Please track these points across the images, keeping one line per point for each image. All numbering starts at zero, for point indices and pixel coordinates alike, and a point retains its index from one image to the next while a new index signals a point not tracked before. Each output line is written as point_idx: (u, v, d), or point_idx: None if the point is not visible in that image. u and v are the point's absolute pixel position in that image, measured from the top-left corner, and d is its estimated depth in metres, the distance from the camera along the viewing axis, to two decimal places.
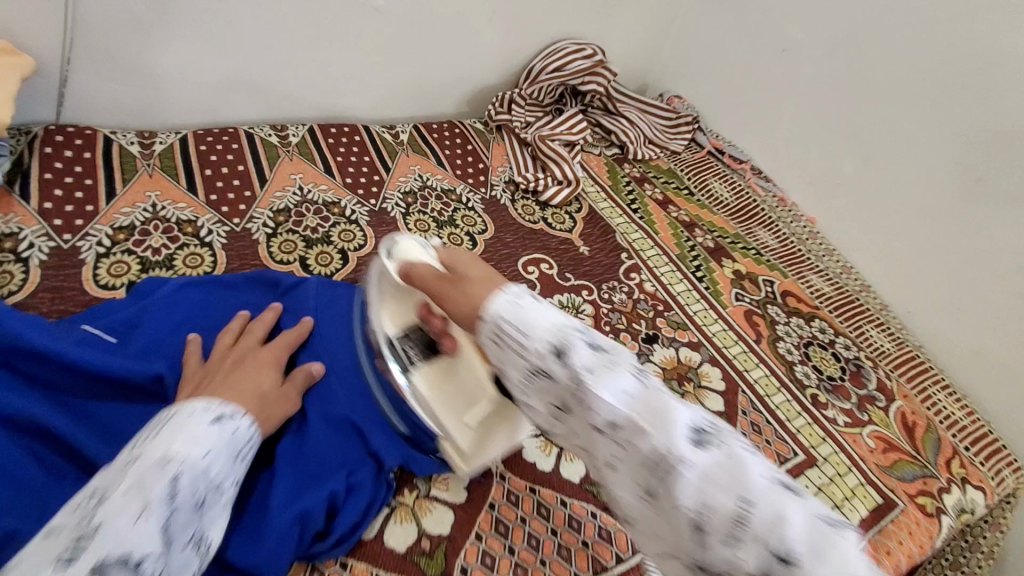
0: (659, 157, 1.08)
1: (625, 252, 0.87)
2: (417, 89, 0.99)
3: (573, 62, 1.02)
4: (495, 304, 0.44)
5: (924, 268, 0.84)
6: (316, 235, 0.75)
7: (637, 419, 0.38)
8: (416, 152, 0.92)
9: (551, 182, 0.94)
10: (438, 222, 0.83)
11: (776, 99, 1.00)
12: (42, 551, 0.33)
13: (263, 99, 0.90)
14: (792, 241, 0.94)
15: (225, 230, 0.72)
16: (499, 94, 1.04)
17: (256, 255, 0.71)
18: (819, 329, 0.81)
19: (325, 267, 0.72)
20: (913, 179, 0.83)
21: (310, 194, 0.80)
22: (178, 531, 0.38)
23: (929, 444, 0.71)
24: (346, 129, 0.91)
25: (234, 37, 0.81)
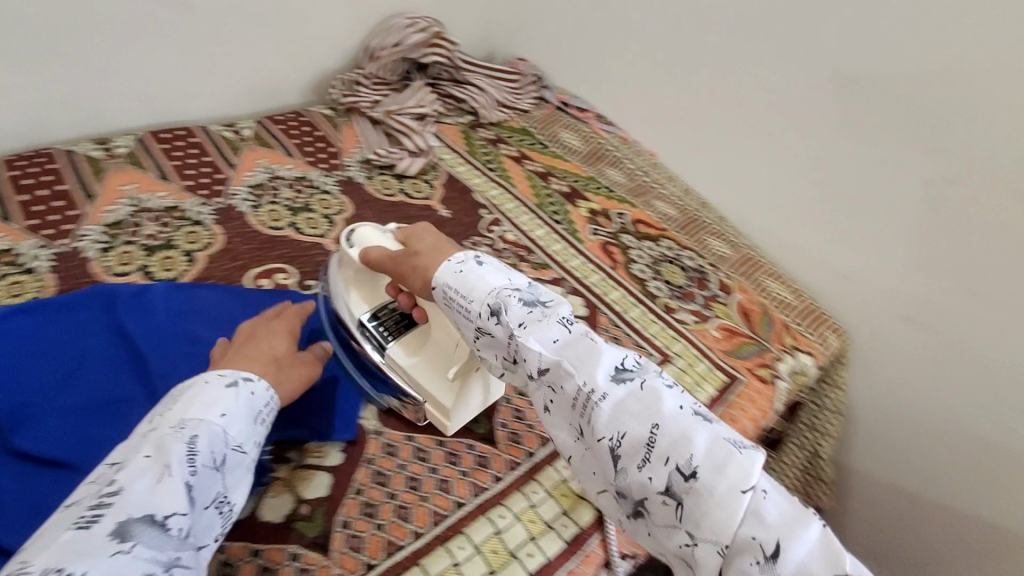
0: (512, 118, 1.26)
1: (485, 209, 1.00)
2: (299, 52, 1.14)
3: (409, 36, 1.17)
4: (441, 271, 0.59)
5: (759, 183, 1.04)
6: (298, 206, 0.91)
7: (564, 362, 0.52)
8: (352, 130, 1.11)
9: (405, 155, 1.05)
10: (400, 178, 1.02)
11: (606, 54, 1.21)
12: (209, 399, 0.52)
13: (195, 88, 1.06)
14: (638, 174, 1.14)
15: (211, 209, 0.87)
16: (344, 76, 1.18)
17: (250, 226, 0.85)
18: (666, 247, 0.99)
19: (315, 229, 0.88)
20: (726, 95, 1.04)
21: (278, 171, 0.97)
22: (266, 415, 0.55)
23: (764, 324, 0.89)
24: (293, 118, 1.11)
25: (140, 34, 0.95)
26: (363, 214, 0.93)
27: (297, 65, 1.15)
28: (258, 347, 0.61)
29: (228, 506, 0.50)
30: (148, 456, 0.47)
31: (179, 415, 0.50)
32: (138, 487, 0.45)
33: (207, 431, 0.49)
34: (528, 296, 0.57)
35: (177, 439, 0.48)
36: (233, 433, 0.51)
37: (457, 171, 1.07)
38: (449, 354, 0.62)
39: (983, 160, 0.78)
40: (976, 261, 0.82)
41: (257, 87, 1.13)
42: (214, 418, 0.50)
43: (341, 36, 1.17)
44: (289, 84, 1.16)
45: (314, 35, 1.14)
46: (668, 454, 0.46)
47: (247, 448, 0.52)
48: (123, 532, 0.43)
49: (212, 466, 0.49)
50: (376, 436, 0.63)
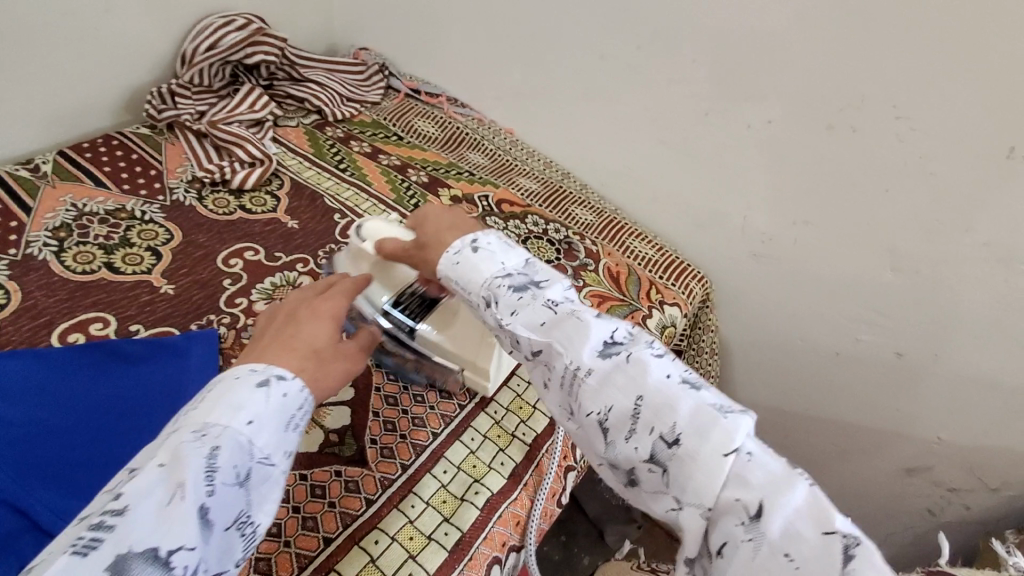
0: (362, 112, 1.20)
1: (339, 214, 0.93)
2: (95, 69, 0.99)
3: (227, 37, 1.06)
4: (439, 264, 0.58)
5: (612, 147, 1.05)
6: (113, 242, 0.80)
7: (553, 342, 0.52)
8: (174, 146, 1.00)
9: (240, 168, 0.95)
10: (236, 194, 0.93)
11: (444, 34, 1.17)
12: (237, 401, 0.47)
13: None
14: (501, 154, 1.13)
15: (3, 263, 0.75)
16: (158, 87, 1.05)
17: (53, 274, 0.74)
18: (533, 223, 0.98)
19: (137, 265, 0.78)
20: (562, 64, 1.04)
21: (87, 207, 0.85)
22: (299, 420, 0.50)
23: (631, 285, 0.90)
24: (100, 141, 0.96)
25: None
26: (193, 239, 0.83)
27: (95, 82, 1.00)
28: (303, 330, 0.55)
29: (252, 526, 0.46)
30: (162, 465, 0.43)
31: (201, 419, 0.45)
32: (142, 507, 0.41)
33: (230, 442, 0.45)
34: (526, 277, 0.56)
35: (187, 453, 0.43)
36: (260, 444, 0.46)
37: (304, 177, 0.99)
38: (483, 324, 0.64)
39: (792, 99, 0.83)
40: (803, 192, 0.87)
41: (51, 113, 0.98)
42: (239, 426, 0.46)
43: (143, 44, 1.03)
44: (92, 104, 1.02)
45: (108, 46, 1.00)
46: (654, 425, 0.47)
47: (275, 460, 0.47)
48: (120, 568, 0.38)
49: (234, 482, 0.44)
50: (300, 479, 0.58)
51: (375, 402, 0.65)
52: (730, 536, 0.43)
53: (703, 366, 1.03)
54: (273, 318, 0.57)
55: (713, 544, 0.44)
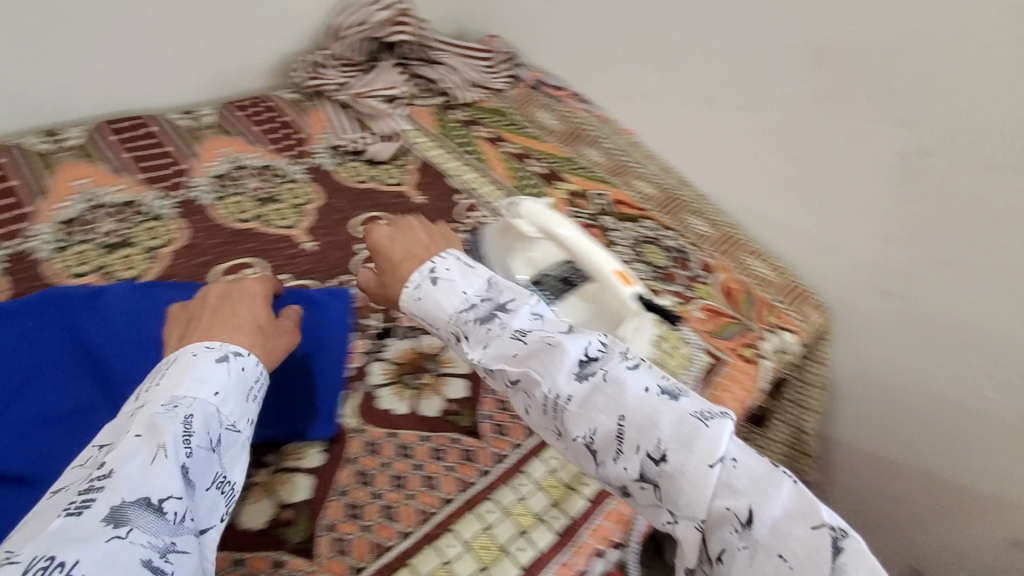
0: (487, 98, 1.23)
1: (461, 194, 0.96)
2: (257, 35, 1.08)
3: (375, 15, 1.12)
4: (403, 299, 0.57)
5: (734, 159, 1.04)
6: (265, 196, 0.87)
7: (530, 371, 0.49)
8: (317, 112, 1.07)
9: (375, 141, 1.01)
10: (371, 164, 0.99)
11: (576, 31, 1.19)
12: (200, 373, 0.48)
13: (152, 78, 1.01)
14: (618, 155, 1.13)
15: (172, 202, 0.82)
16: (307, 58, 1.12)
17: (214, 218, 0.81)
18: (648, 228, 0.97)
19: (284, 220, 0.84)
20: (697, 72, 1.03)
21: (242, 160, 0.93)
22: (257, 392, 0.52)
23: (745, 303, 0.89)
24: (254, 102, 1.05)
25: (92, 20, 0.91)
26: (331, 203, 0.89)
27: (258, 50, 1.10)
28: (237, 312, 0.56)
29: (230, 487, 0.46)
30: (139, 434, 0.42)
31: (169, 392, 0.45)
32: (130, 469, 0.40)
33: (200, 410, 0.45)
34: (490, 303, 0.54)
35: (161, 421, 0.43)
36: (226, 412, 0.47)
37: (431, 155, 1.03)
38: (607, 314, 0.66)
39: (950, 128, 0.78)
40: (950, 230, 0.82)
41: (216, 72, 1.07)
42: (207, 397, 0.46)
43: (303, 19, 1.12)
44: (251, 68, 1.11)
45: (274, 16, 1.09)
46: (639, 443, 0.43)
47: (240, 427, 0.49)
48: (117, 517, 0.37)
49: (208, 447, 0.45)
50: (358, 434, 0.61)
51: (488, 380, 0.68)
52: (725, 545, 0.40)
53: (812, 400, 0.99)
54: (200, 304, 0.57)
55: (712, 551, 0.41)
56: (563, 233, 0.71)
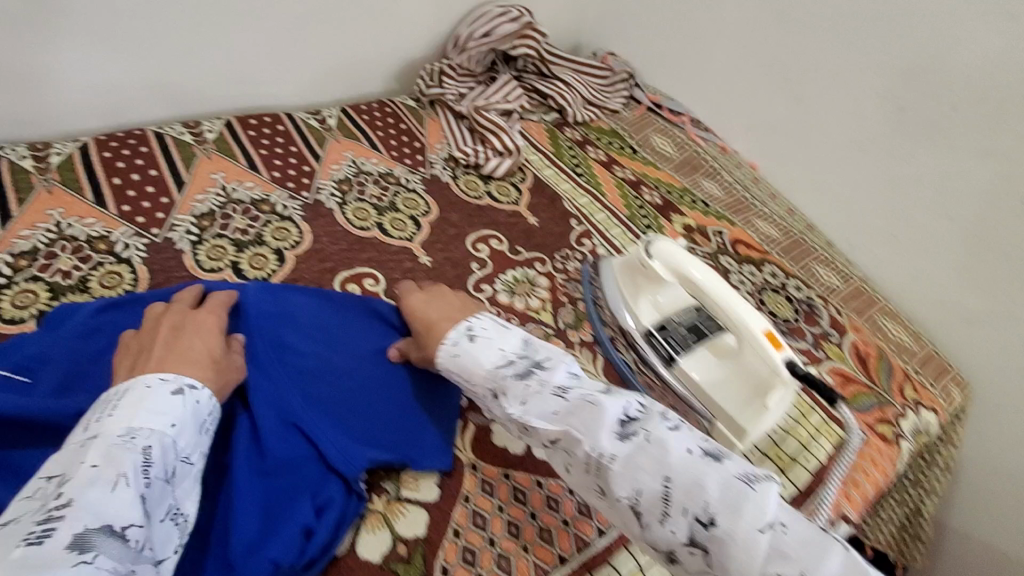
0: (599, 118, 1.18)
1: (575, 219, 0.94)
2: (386, 40, 1.09)
3: (502, 26, 1.11)
4: (440, 355, 0.59)
5: (870, 206, 0.97)
6: (384, 204, 0.88)
7: (570, 429, 0.50)
8: (434, 120, 1.06)
9: (491, 154, 0.99)
10: (484, 179, 0.98)
11: (708, 54, 1.13)
12: (157, 407, 0.47)
13: (281, 74, 1.02)
14: (736, 189, 1.07)
15: (298, 203, 0.84)
16: (429, 66, 1.12)
17: (338, 224, 0.83)
18: (770, 274, 0.92)
19: (403, 232, 0.85)
20: (845, 112, 0.96)
21: (364, 166, 0.93)
22: (211, 424, 0.52)
23: (882, 373, 0.83)
24: (374, 106, 1.05)
25: (240, 16, 0.92)
26: (447, 217, 0.89)
27: (384, 53, 1.10)
28: (191, 349, 0.54)
29: (184, 520, 0.47)
30: (93, 464, 0.42)
31: (124, 423, 0.45)
32: (89, 497, 0.40)
33: (158, 441, 0.46)
34: (526, 361, 0.57)
35: (121, 453, 0.43)
36: (182, 444, 0.48)
37: (545, 175, 1.01)
38: (746, 377, 0.63)
39: None
40: None
41: (343, 75, 1.08)
42: (164, 428, 0.47)
43: (430, 25, 1.11)
44: (374, 70, 1.11)
45: (403, 20, 1.08)
46: (685, 505, 0.44)
47: (194, 458, 0.49)
48: (82, 544, 0.38)
49: (162, 479, 0.45)
50: (472, 470, 0.61)
51: None
52: None
53: (930, 476, 0.90)
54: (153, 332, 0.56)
55: None
56: (699, 274, 0.65)
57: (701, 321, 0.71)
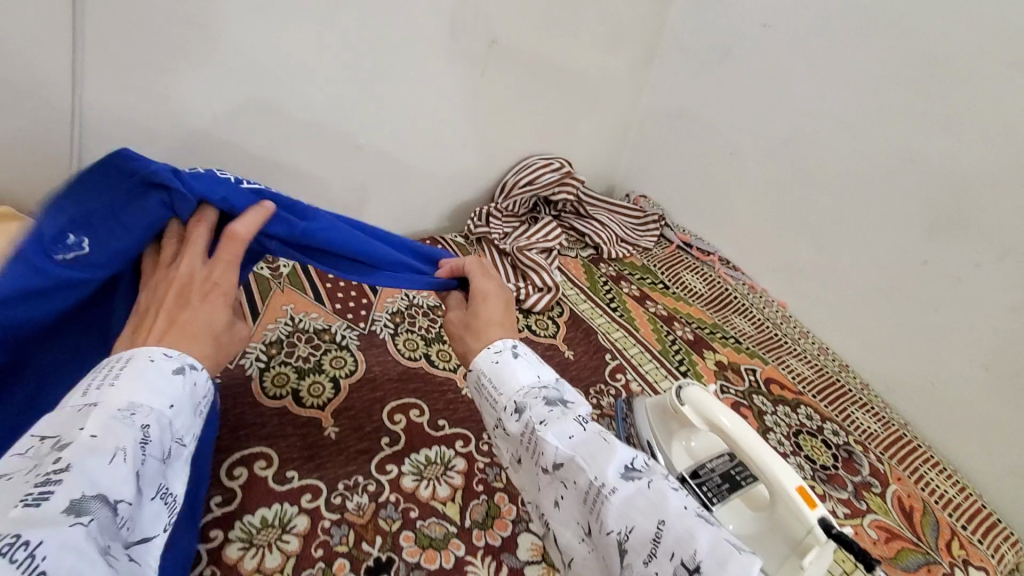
0: (633, 254, 1.27)
1: (609, 353, 0.99)
2: (441, 187, 1.23)
3: (544, 176, 1.25)
4: (479, 360, 0.59)
5: (902, 351, 0.99)
6: (431, 335, 0.96)
7: (578, 459, 0.49)
8: (479, 255, 1.17)
9: (532, 290, 1.08)
10: (524, 312, 1.05)
11: (732, 201, 1.22)
12: (156, 381, 0.45)
13: (351, 217, 1.16)
14: (768, 327, 1.10)
15: (355, 333, 0.93)
16: (479, 208, 1.25)
17: (390, 354, 0.90)
18: (805, 416, 0.92)
19: (447, 362, 0.91)
20: (869, 262, 1.01)
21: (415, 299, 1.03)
22: (207, 405, 0.51)
23: (928, 528, 0.79)
24: (427, 242, 1.17)
25: (320, 173, 1.07)
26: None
27: (440, 197, 1.24)
28: (194, 318, 0.50)
29: (173, 499, 0.45)
30: (93, 434, 0.40)
31: (128, 396, 0.43)
32: (88, 471, 0.38)
33: (156, 420, 0.44)
34: (555, 391, 0.56)
35: (122, 427, 0.41)
36: (177, 424, 0.46)
37: (580, 309, 1.08)
38: (781, 532, 0.62)
39: None
40: None
41: (402, 216, 1.22)
42: (163, 408, 0.45)
43: (481, 174, 1.26)
44: (430, 212, 1.25)
45: (458, 171, 1.23)
46: (674, 550, 0.42)
47: (188, 440, 0.48)
48: (77, 509, 0.36)
49: (159, 457, 0.44)
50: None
51: None
52: None
53: None
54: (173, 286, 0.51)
55: None
56: (729, 422, 0.68)
57: (735, 469, 0.71)
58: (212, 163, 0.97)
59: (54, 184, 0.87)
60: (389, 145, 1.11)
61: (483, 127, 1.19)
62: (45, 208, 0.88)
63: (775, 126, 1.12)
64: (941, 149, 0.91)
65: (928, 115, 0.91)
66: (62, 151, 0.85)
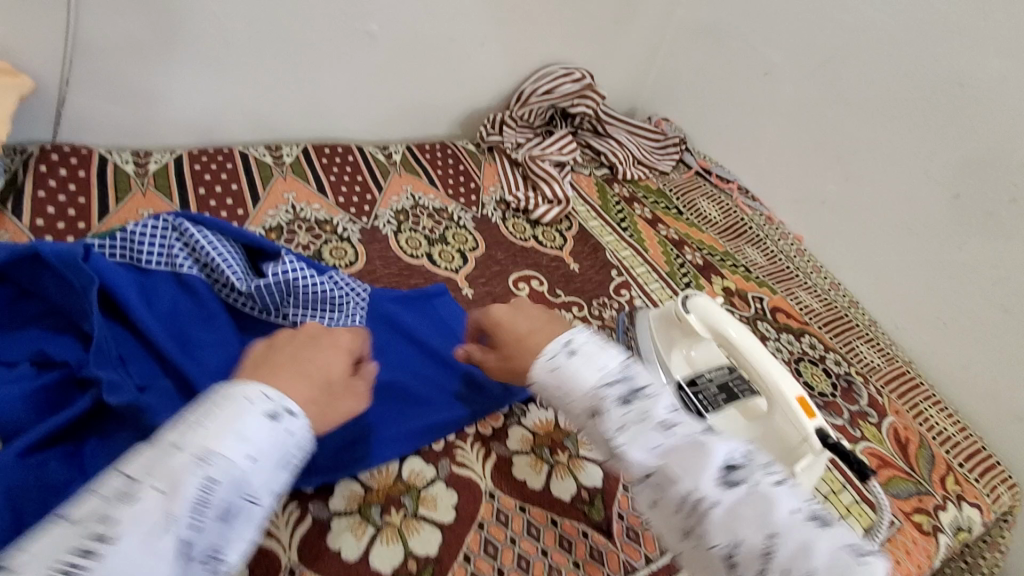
0: (648, 177, 1.22)
1: (615, 269, 0.96)
2: (455, 88, 1.17)
3: (563, 86, 1.18)
4: (535, 370, 0.51)
5: (917, 289, 0.96)
6: (435, 236, 0.93)
7: (670, 466, 0.43)
8: (489, 163, 1.13)
9: (541, 202, 1.04)
10: (532, 224, 1.02)
11: (759, 127, 1.16)
12: (245, 431, 0.38)
13: (358, 112, 1.11)
14: (781, 259, 1.07)
15: (357, 227, 0.90)
16: (493, 116, 1.19)
17: (391, 250, 0.88)
18: (808, 345, 0.91)
19: (449, 263, 0.89)
20: (896, 196, 0.97)
21: (420, 200, 0.99)
22: (299, 461, 0.41)
23: (922, 460, 0.79)
24: (437, 146, 1.12)
25: (327, 59, 1.01)
26: (492, 254, 0.93)
27: (453, 101, 1.18)
28: (317, 359, 0.47)
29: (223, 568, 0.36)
30: (157, 487, 0.34)
31: (205, 443, 0.36)
32: (135, 536, 0.33)
33: (226, 475, 0.36)
34: (626, 381, 0.48)
35: (185, 479, 0.35)
36: (256, 482, 0.38)
37: (590, 226, 1.05)
38: (776, 442, 0.61)
39: None
40: None
41: (412, 118, 1.17)
42: (239, 461, 0.37)
43: (497, 79, 1.19)
44: (442, 117, 1.20)
45: (474, 73, 1.16)
46: (789, 567, 0.39)
47: (265, 501, 0.38)
48: None
49: (222, 525, 0.36)
50: (489, 498, 0.61)
51: (622, 502, 0.64)
52: None
53: None
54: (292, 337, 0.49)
55: None
56: (734, 332, 0.66)
57: (733, 381, 0.70)
58: (213, 35, 0.91)
59: (51, 40, 0.81)
60: (401, 35, 1.04)
61: (504, 25, 1.11)
62: (40, 66, 0.83)
63: (816, 44, 1.04)
64: (993, 73, 0.85)
65: (985, 38, 0.85)
66: (59, 2, 0.79)
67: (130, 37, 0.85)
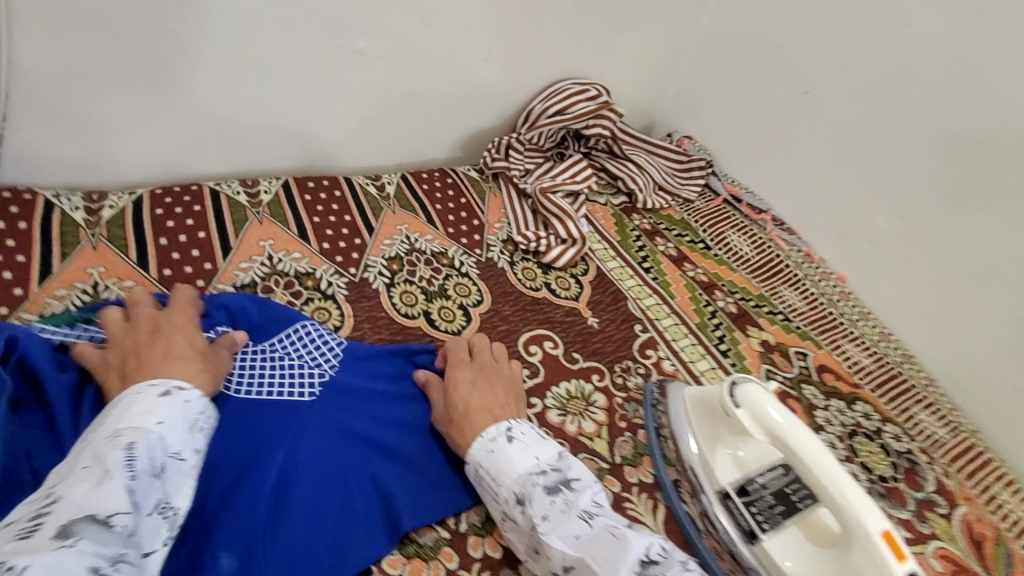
0: (671, 205, 1.10)
1: (640, 324, 0.85)
2: (455, 108, 1.04)
3: (577, 104, 1.05)
4: (473, 450, 0.56)
5: (982, 345, 0.85)
6: (433, 289, 0.81)
7: (589, 559, 0.47)
8: (494, 194, 1.01)
9: (554, 242, 0.92)
10: (544, 267, 0.90)
11: (797, 150, 1.03)
12: (145, 407, 0.45)
13: (345, 137, 0.99)
14: (822, 302, 0.95)
15: (344, 281, 0.79)
16: (498, 138, 1.06)
17: (383, 308, 0.77)
18: (862, 414, 0.79)
19: (449, 322, 0.78)
20: (960, 239, 0.85)
21: (417, 242, 0.87)
22: (205, 424, 0.48)
23: (999, 561, 0.68)
24: (436, 174, 1.00)
25: (309, 81, 0.89)
26: (499, 309, 0.81)
27: (454, 121, 1.06)
28: (173, 345, 0.53)
29: (174, 514, 0.42)
30: (84, 464, 0.39)
31: (112, 424, 0.43)
32: (75, 492, 0.37)
33: (142, 438, 0.42)
34: (556, 474, 0.54)
35: (113, 447, 0.40)
36: (172, 441, 0.44)
37: (609, 268, 0.93)
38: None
39: None
40: None
41: (407, 141, 1.04)
42: (148, 426, 0.43)
43: (502, 97, 1.06)
44: (441, 140, 1.08)
45: (477, 90, 1.03)
46: None
47: (188, 455, 0.45)
48: (68, 529, 0.34)
49: (153, 475, 0.41)
50: None
51: None
52: None
53: None
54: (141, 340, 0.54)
55: None
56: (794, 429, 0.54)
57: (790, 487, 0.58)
58: (175, 59, 0.78)
59: None
60: (394, 52, 0.91)
61: (510, 37, 0.98)
62: None
63: (868, 60, 0.91)
64: None
65: None
66: None
67: (77, 61, 0.73)
